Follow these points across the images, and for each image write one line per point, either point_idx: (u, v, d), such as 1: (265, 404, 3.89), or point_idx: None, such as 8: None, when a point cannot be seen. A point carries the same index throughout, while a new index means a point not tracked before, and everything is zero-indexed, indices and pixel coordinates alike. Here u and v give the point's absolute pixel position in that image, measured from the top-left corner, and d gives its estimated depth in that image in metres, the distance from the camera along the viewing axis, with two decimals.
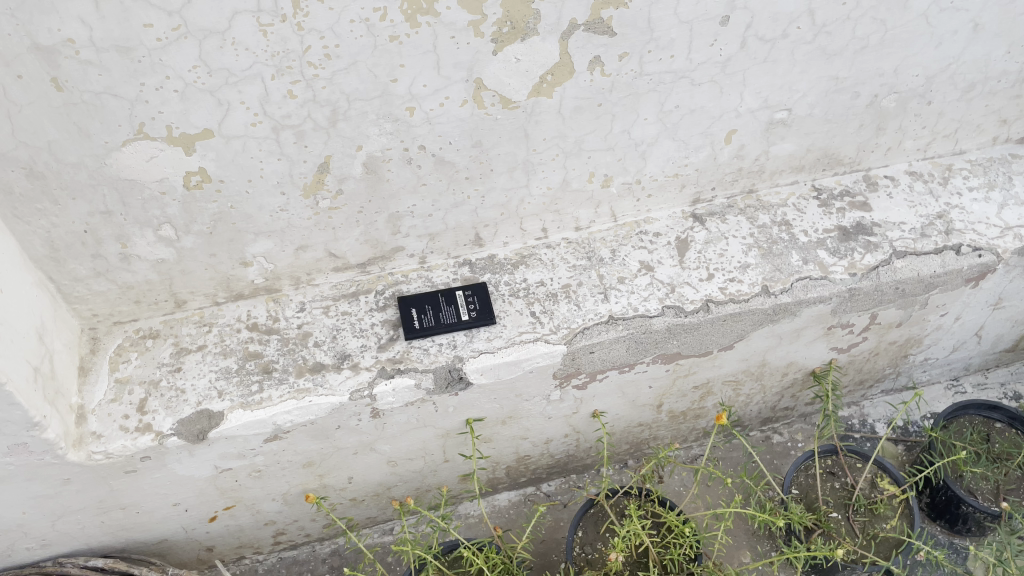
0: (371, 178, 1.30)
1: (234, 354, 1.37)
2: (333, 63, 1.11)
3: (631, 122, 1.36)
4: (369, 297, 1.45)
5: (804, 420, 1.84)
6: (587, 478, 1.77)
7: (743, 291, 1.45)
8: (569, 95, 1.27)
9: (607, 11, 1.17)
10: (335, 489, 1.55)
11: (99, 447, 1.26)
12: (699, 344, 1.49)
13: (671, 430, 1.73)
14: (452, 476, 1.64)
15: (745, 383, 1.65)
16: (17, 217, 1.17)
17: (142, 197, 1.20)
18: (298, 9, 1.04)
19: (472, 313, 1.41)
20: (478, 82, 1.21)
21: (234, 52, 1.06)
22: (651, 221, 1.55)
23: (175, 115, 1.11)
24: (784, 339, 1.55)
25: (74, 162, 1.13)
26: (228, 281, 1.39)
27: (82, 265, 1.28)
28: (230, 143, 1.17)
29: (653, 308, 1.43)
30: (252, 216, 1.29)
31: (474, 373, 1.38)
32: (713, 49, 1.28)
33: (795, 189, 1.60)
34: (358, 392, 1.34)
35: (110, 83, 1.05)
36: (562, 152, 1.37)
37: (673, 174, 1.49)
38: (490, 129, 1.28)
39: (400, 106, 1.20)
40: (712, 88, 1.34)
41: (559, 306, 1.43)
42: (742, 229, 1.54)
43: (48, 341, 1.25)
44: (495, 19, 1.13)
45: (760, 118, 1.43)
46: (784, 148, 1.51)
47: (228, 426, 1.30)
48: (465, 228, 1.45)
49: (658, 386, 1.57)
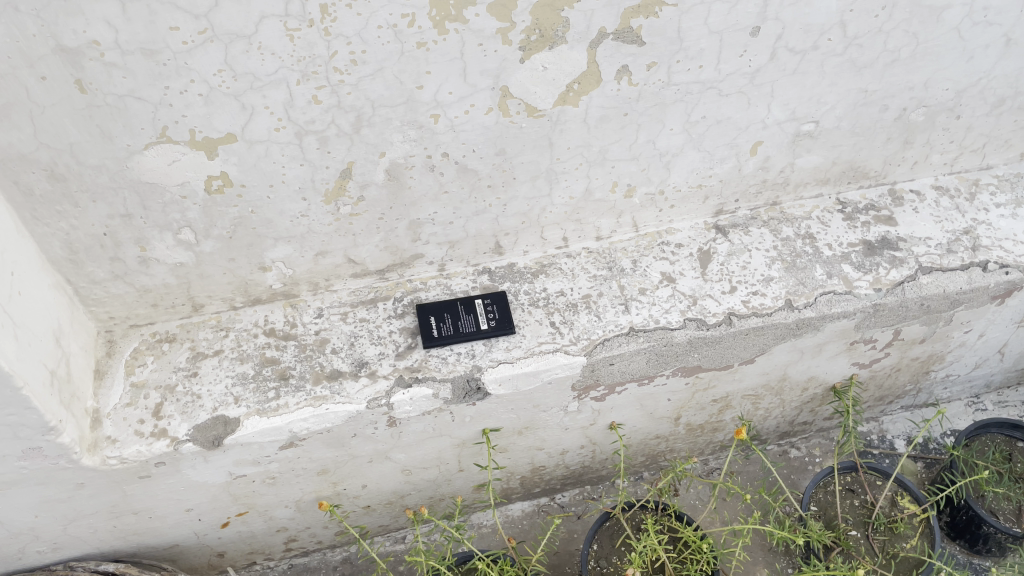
0: (393, 185, 1.28)
1: (251, 360, 1.36)
2: (359, 69, 1.10)
3: (657, 132, 1.34)
4: (387, 304, 1.43)
5: (822, 435, 1.82)
6: (602, 489, 1.75)
7: (766, 304, 1.43)
8: (595, 104, 1.26)
9: (637, 20, 1.15)
10: (349, 497, 1.54)
11: (114, 452, 1.25)
12: (720, 358, 1.47)
13: (687, 443, 1.71)
14: (466, 486, 1.62)
15: (764, 398, 1.63)
16: (36, 218, 1.16)
17: (163, 201, 1.19)
18: (326, 15, 1.03)
19: (492, 322, 1.39)
20: (505, 90, 1.19)
21: (261, 56, 1.05)
22: (673, 232, 1.53)
23: (198, 118, 1.10)
24: (805, 354, 1.53)
25: (96, 165, 1.12)
26: (246, 286, 1.38)
27: (100, 267, 1.27)
28: (253, 148, 1.16)
29: (675, 320, 1.41)
30: (272, 222, 1.28)
31: (492, 383, 1.36)
32: (742, 60, 1.26)
33: (819, 202, 1.57)
34: (375, 401, 1.32)
35: (134, 86, 1.04)
36: (586, 161, 1.35)
37: (696, 185, 1.47)
38: (515, 137, 1.27)
39: (425, 114, 1.19)
40: (739, 100, 1.32)
41: (579, 317, 1.41)
42: (765, 241, 1.52)
43: (65, 345, 1.24)
44: (524, 27, 1.11)
45: (787, 130, 1.41)
46: (810, 161, 1.49)
47: (244, 433, 1.29)
48: (485, 236, 1.43)
49: (677, 399, 1.55)
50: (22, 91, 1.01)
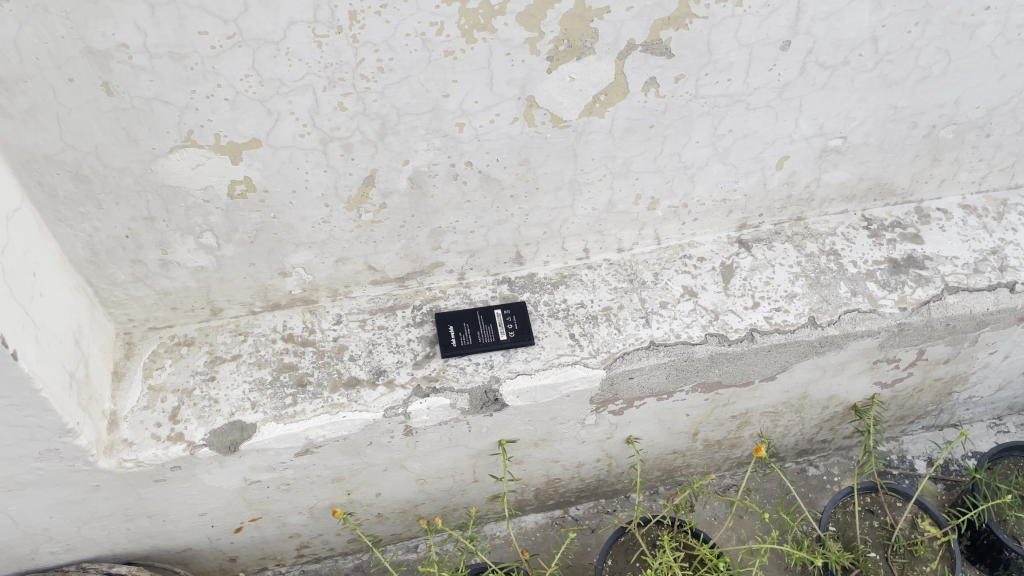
0: (415, 193, 1.27)
1: (268, 365, 1.35)
2: (385, 77, 1.09)
3: (683, 145, 1.32)
4: (406, 312, 1.42)
5: (841, 454, 1.80)
6: (617, 503, 1.74)
7: (789, 321, 1.42)
8: (622, 116, 1.25)
9: (667, 32, 1.14)
10: (362, 505, 1.53)
11: (130, 455, 1.24)
12: (741, 374, 1.45)
13: (704, 459, 1.70)
14: (480, 496, 1.61)
15: (784, 415, 1.61)
16: (59, 220, 1.16)
17: (185, 204, 1.19)
18: (354, 22, 1.02)
19: (511, 333, 1.38)
20: (531, 100, 1.18)
21: (288, 62, 1.04)
22: (695, 245, 1.51)
23: (224, 123, 1.09)
24: (827, 372, 1.51)
25: (120, 168, 1.11)
26: (266, 291, 1.37)
27: (121, 270, 1.27)
28: (277, 153, 1.15)
29: (696, 335, 1.40)
30: (294, 227, 1.27)
31: (511, 395, 1.35)
32: (771, 74, 1.24)
33: (844, 218, 1.55)
34: (392, 409, 1.31)
35: (160, 89, 1.03)
36: (610, 173, 1.34)
37: (720, 199, 1.45)
38: (539, 148, 1.26)
39: (450, 122, 1.18)
40: (767, 114, 1.31)
41: (599, 329, 1.40)
42: (789, 257, 1.50)
43: (84, 346, 1.23)
44: (552, 37, 1.10)
45: (814, 145, 1.39)
46: (836, 177, 1.47)
47: (261, 438, 1.28)
48: (506, 246, 1.42)
49: (695, 414, 1.54)
50: (50, 93, 1.01)
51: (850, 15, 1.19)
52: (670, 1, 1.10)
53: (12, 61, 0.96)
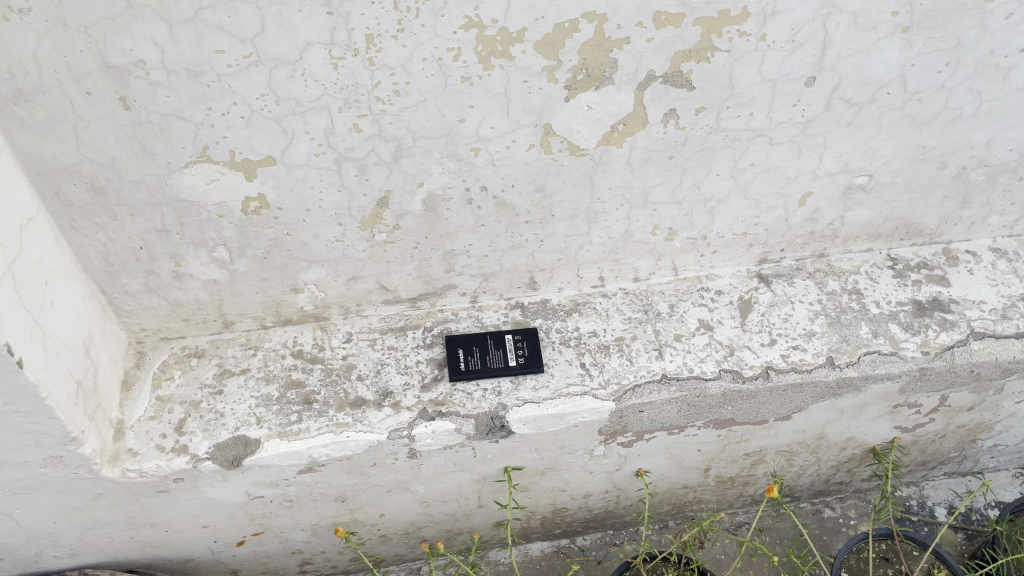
0: (429, 215, 1.27)
1: (276, 381, 1.35)
2: (401, 100, 1.09)
3: (703, 177, 1.30)
4: (416, 333, 1.41)
5: (857, 496, 1.75)
6: (625, 536, 1.71)
7: (806, 360, 1.38)
8: (640, 146, 1.23)
9: (688, 65, 1.13)
10: (365, 524, 1.52)
11: (134, 465, 1.25)
12: (755, 412, 1.42)
13: (716, 496, 1.66)
14: (485, 522, 1.59)
15: (799, 454, 1.58)
16: (75, 229, 1.17)
17: (199, 219, 1.19)
18: (371, 45, 1.02)
19: (520, 359, 1.36)
20: (547, 128, 1.17)
21: (304, 83, 1.04)
22: (714, 278, 1.49)
23: (240, 140, 1.10)
24: (845, 414, 1.48)
25: (135, 181, 1.12)
26: (278, 306, 1.38)
27: (134, 280, 1.28)
28: (291, 171, 1.15)
29: (710, 370, 1.37)
30: (307, 244, 1.27)
31: (517, 422, 1.33)
32: (795, 109, 1.22)
33: (868, 257, 1.52)
34: (397, 432, 1.30)
35: (177, 105, 1.04)
36: (627, 203, 1.32)
37: (741, 232, 1.42)
38: (555, 175, 1.24)
39: (465, 147, 1.17)
40: (791, 149, 1.28)
41: (610, 360, 1.38)
42: (810, 294, 1.47)
43: (94, 355, 1.24)
44: (571, 66, 1.09)
45: (838, 182, 1.36)
46: (861, 215, 1.44)
47: (264, 455, 1.28)
48: (520, 271, 1.41)
49: (707, 450, 1.51)
50: (68, 105, 1.02)
51: (878, 52, 1.17)
52: (691, 33, 1.09)
53: (32, 73, 0.98)
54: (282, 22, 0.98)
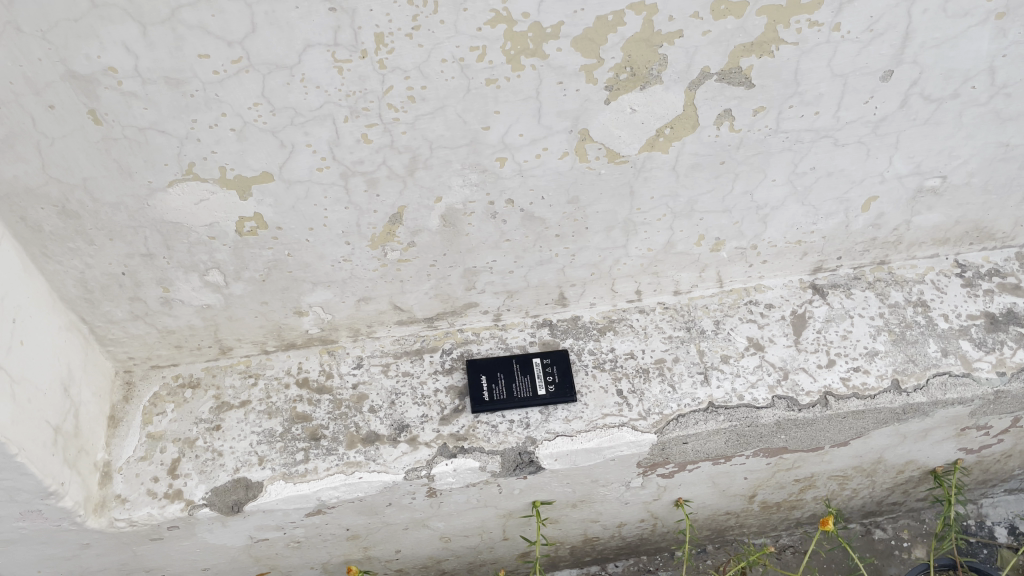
0: (448, 231, 1.12)
1: (280, 415, 1.21)
2: (416, 107, 0.94)
3: (757, 183, 1.15)
4: (434, 357, 1.27)
5: (910, 515, 1.62)
6: (660, 562, 1.58)
7: (869, 385, 1.24)
8: (689, 151, 1.07)
9: (748, 60, 0.97)
10: (380, 561, 1.39)
11: (123, 514, 1.12)
12: (810, 440, 1.28)
13: (760, 520, 1.53)
14: (510, 553, 1.46)
15: (853, 478, 1.44)
16: (47, 255, 1.04)
17: (188, 241, 1.05)
18: (381, 45, 0.86)
19: (550, 387, 1.22)
20: (584, 134, 1.02)
21: (304, 89, 0.89)
22: (763, 290, 1.34)
23: (231, 155, 0.95)
24: (908, 438, 1.34)
25: (113, 203, 0.98)
26: (279, 330, 1.24)
27: (118, 307, 1.14)
28: (291, 188, 1.01)
29: (762, 397, 1.23)
30: (310, 265, 1.13)
31: (548, 458, 1.19)
32: (867, 107, 1.06)
33: (934, 263, 1.37)
34: (414, 471, 1.17)
35: (156, 118, 0.89)
36: (671, 213, 1.17)
37: (795, 241, 1.27)
38: (591, 185, 1.09)
39: (490, 156, 1.02)
40: (857, 151, 1.13)
41: (650, 386, 1.24)
42: (870, 306, 1.32)
43: (74, 393, 1.11)
44: (613, 64, 0.94)
45: (908, 185, 1.21)
46: (929, 219, 1.29)
47: (268, 500, 1.15)
48: (549, 286, 1.26)
49: (754, 477, 1.37)
50: (28, 120, 0.87)
51: (965, 42, 1.01)
52: (755, 25, 0.93)
53: None
54: (277, 21, 0.82)
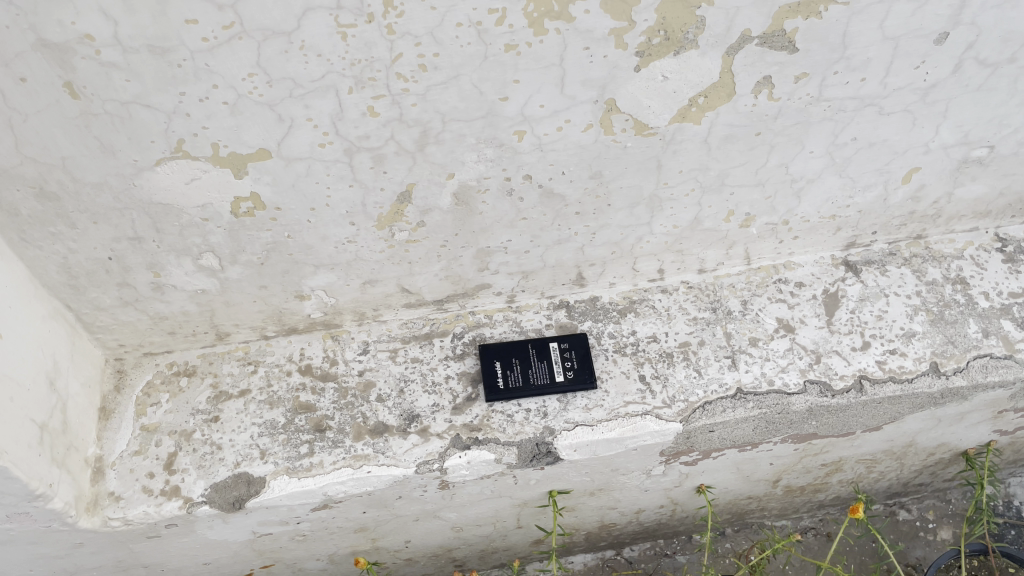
0: (461, 210, 1.03)
1: (282, 405, 1.14)
2: (428, 76, 0.85)
3: (794, 155, 1.06)
4: (444, 342, 1.19)
5: (935, 495, 1.56)
6: (677, 545, 1.53)
7: (906, 368, 1.17)
8: (723, 122, 0.98)
9: (793, 22, 0.88)
10: (389, 551, 1.33)
11: (117, 513, 1.05)
12: (842, 425, 1.21)
13: (782, 503, 1.47)
14: (524, 540, 1.40)
15: (882, 462, 1.38)
16: (26, 239, 0.95)
17: (179, 223, 0.97)
18: (390, 7, 0.77)
19: (568, 373, 1.15)
20: (610, 104, 0.93)
21: (304, 58, 0.80)
22: (793, 267, 1.26)
23: (224, 131, 0.86)
24: (942, 422, 1.27)
25: (96, 184, 0.89)
26: (280, 315, 1.16)
27: (106, 293, 1.06)
28: (290, 166, 0.92)
29: (793, 382, 1.16)
30: (312, 247, 1.05)
31: (567, 449, 1.12)
32: (917, 72, 0.98)
33: (973, 237, 1.29)
34: (426, 465, 1.10)
35: (140, 91, 0.80)
36: (700, 187, 1.08)
37: (829, 216, 1.19)
38: (616, 159, 1.01)
39: (507, 130, 0.93)
40: (903, 120, 1.04)
41: (675, 372, 1.17)
42: (906, 284, 1.24)
43: (61, 387, 1.04)
44: (646, 27, 0.85)
45: (953, 156, 1.13)
46: (972, 191, 1.20)
47: (271, 496, 1.08)
48: (567, 266, 1.18)
49: (780, 463, 1.31)
50: None
51: None
52: None
53: None
54: None
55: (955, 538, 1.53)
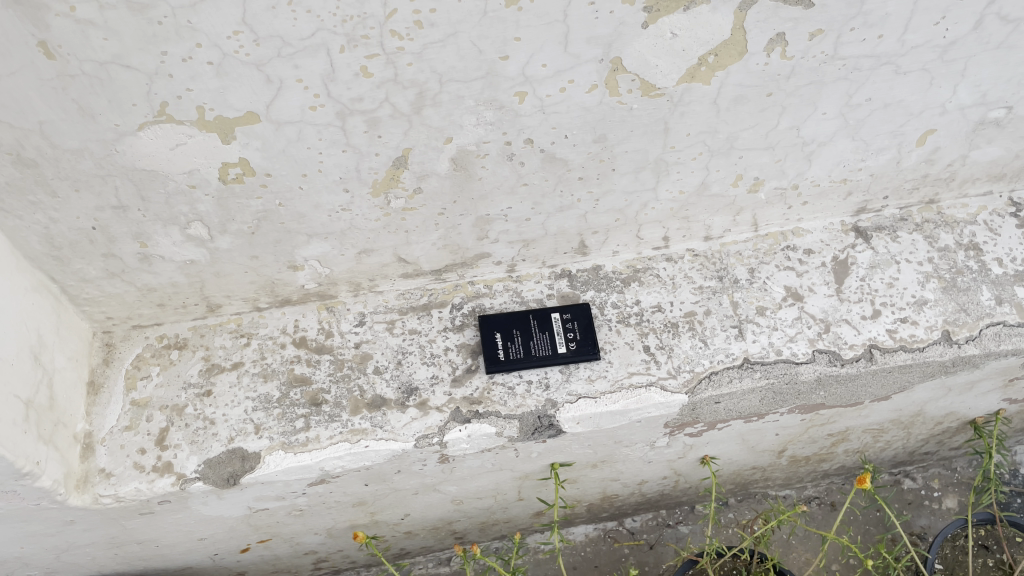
0: (459, 176, 0.99)
1: (276, 378, 1.11)
2: (424, 34, 0.80)
3: (806, 116, 1.02)
4: (443, 313, 1.16)
5: (941, 464, 1.54)
6: (680, 515, 1.51)
7: (917, 337, 1.14)
8: (733, 82, 0.94)
9: None
10: (387, 524, 1.31)
11: (108, 490, 1.03)
12: (850, 395, 1.18)
13: (787, 473, 1.45)
14: (525, 512, 1.38)
15: (888, 431, 1.36)
16: (5, 209, 0.91)
17: (165, 191, 0.93)
18: None
19: (570, 345, 1.11)
20: (616, 63, 0.88)
21: (292, 14, 0.76)
22: (801, 234, 1.22)
23: (209, 93, 0.81)
24: (952, 391, 1.25)
25: (75, 149, 0.85)
26: (273, 286, 1.12)
27: (91, 265, 1.02)
28: (280, 130, 0.88)
29: (801, 352, 1.13)
30: (305, 216, 1.01)
31: (570, 422, 1.10)
32: (937, 28, 0.93)
33: (986, 202, 1.25)
34: (425, 439, 1.07)
35: (119, 50, 0.76)
36: (708, 150, 1.04)
37: (840, 180, 1.15)
38: (621, 122, 0.96)
39: (508, 91, 0.89)
40: (920, 79, 1.00)
41: (680, 342, 1.13)
42: (918, 250, 1.21)
43: (46, 361, 1.00)
44: None
45: (970, 117, 1.08)
46: (988, 154, 1.16)
47: (267, 472, 1.05)
48: (569, 234, 1.14)
49: (786, 433, 1.28)
50: None
51: None
52: None
53: None
54: None
55: (961, 507, 1.51)
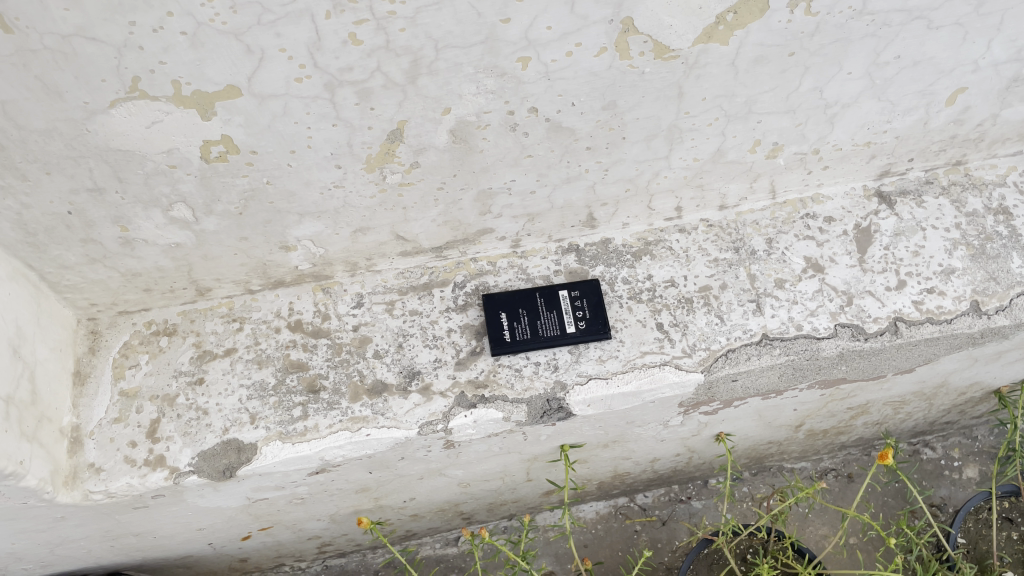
0: (459, 148, 0.93)
1: (271, 365, 1.05)
2: None
3: (829, 77, 0.95)
4: (445, 292, 1.10)
5: (961, 433, 1.50)
6: (692, 490, 1.47)
7: (944, 308, 1.08)
8: (752, 41, 0.87)
9: None
10: (393, 508, 1.27)
11: (98, 486, 0.98)
12: (872, 369, 1.13)
13: (803, 446, 1.40)
14: (534, 492, 1.34)
15: (910, 403, 1.31)
16: None
17: (143, 172, 0.86)
18: None
19: (580, 324, 1.06)
20: (627, 24, 0.81)
21: None
22: (821, 200, 1.16)
23: (185, 66, 0.75)
24: (978, 361, 1.19)
25: (43, 130, 0.79)
26: (265, 267, 1.06)
27: (70, 250, 0.96)
28: (264, 105, 0.81)
29: (823, 326, 1.07)
30: (295, 194, 0.94)
31: (580, 405, 1.04)
32: None
33: (1016, 162, 1.19)
34: (429, 425, 1.02)
35: (83, 21, 0.69)
36: (725, 115, 0.97)
37: (864, 143, 1.08)
38: (632, 87, 0.89)
39: (509, 57, 0.82)
40: (953, 33, 0.93)
41: (695, 318, 1.08)
42: (944, 216, 1.15)
43: (27, 354, 0.95)
44: None
45: (1003, 74, 1.01)
46: (1020, 112, 1.09)
47: (264, 463, 1.00)
48: (576, 207, 1.08)
49: (804, 408, 1.23)
50: None
51: None
52: None
53: None
54: None
55: (981, 477, 1.47)
